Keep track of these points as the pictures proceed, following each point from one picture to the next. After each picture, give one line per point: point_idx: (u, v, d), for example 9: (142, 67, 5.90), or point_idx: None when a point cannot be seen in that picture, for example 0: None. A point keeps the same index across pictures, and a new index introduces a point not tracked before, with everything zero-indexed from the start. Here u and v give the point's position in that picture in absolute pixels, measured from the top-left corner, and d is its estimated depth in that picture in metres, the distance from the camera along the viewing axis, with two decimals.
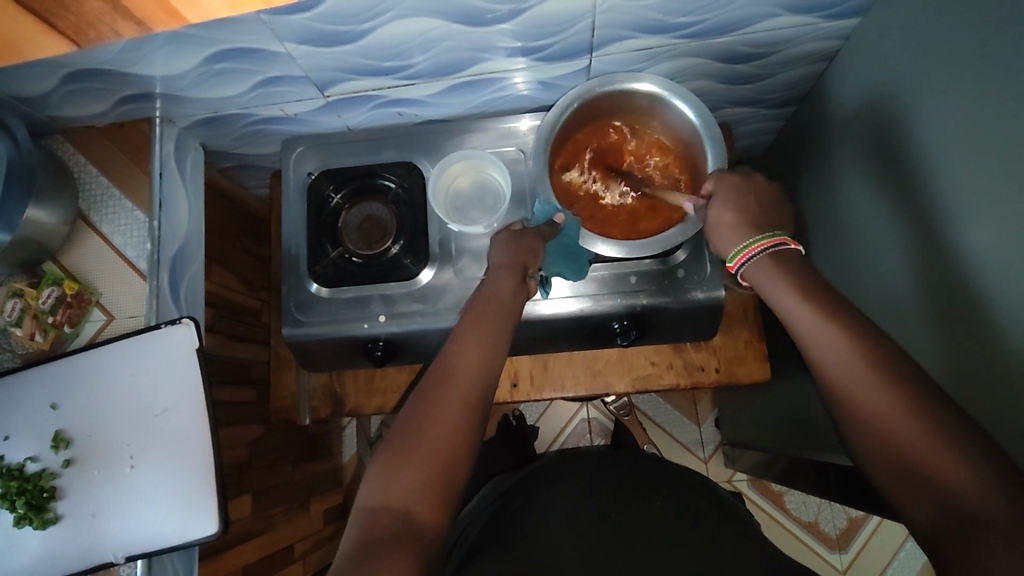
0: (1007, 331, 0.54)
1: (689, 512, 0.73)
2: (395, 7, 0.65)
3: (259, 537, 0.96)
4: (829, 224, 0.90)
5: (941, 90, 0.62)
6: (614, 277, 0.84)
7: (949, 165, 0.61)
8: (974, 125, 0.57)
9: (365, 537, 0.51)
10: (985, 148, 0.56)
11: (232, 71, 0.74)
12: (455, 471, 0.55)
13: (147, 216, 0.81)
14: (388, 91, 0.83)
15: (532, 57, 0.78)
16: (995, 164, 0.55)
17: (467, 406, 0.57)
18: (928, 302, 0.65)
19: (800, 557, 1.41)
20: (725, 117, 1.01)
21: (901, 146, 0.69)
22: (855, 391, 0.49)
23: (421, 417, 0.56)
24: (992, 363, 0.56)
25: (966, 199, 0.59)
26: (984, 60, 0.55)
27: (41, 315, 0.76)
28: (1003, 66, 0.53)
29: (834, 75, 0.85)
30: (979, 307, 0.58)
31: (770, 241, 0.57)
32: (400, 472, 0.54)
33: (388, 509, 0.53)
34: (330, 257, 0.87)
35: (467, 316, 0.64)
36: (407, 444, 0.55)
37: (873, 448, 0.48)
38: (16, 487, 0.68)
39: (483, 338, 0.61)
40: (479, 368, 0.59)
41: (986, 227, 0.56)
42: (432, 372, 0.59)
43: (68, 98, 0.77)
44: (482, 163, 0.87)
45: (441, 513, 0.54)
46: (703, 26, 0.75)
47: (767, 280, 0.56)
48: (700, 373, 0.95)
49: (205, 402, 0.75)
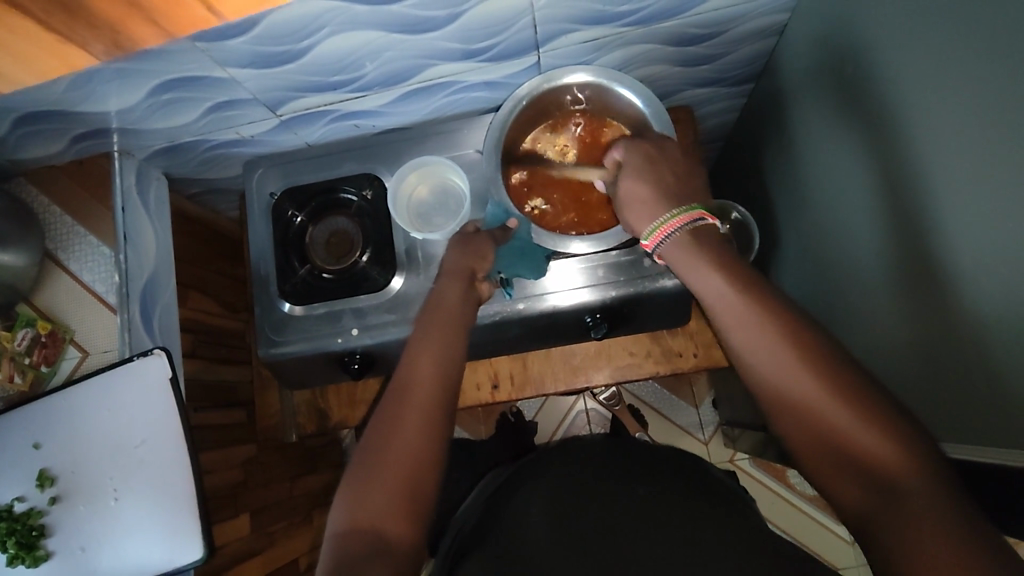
0: (987, 297, 0.54)
1: (677, 482, 0.71)
2: (330, 23, 0.65)
3: (259, 555, 0.97)
4: (801, 199, 0.89)
5: (903, 60, 0.61)
6: (582, 271, 0.83)
7: (917, 137, 0.61)
8: (940, 80, 0.56)
9: (339, 558, 0.51)
10: (950, 117, 0.56)
11: (180, 100, 0.75)
12: (423, 480, 0.56)
13: (112, 251, 0.82)
14: (341, 105, 0.83)
15: (478, 59, 0.78)
16: (970, 123, 0.53)
17: (426, 415, 0.58)
18: (906, 283, 0.66)
19: (804, 529, 1.41)
20: (686, 100, 1.00)
21: (871, 109, 0.68)
22: (792, 360, 0.49)
23: (386, 435, 0.57)
24: (979, 326, 0.55)
25: (935, 166, 0.58)
26: (948, 24, 0.54)
27: (17, 358, 0.77)
28: (969, 25, 0.52)
29: (787, 49, 0.84)
30: (959, 273, 0.57)
31: (688, 216, 0.58)
32: (367, 493, 0.54)
33: (359, 529, 0.53)
34: (299, 275, 0.87)
35: (421, 326, 0.64)
36: (371, 466, 0.55)
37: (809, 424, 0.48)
38: (6, 528, 0.70)
39: (439, 349, 0.61)
40: (437, 378, 0.60)
41: (963, 189, 0.55)
42: (392, 389, 0.59)
43: (23, 140, 0.77)
44: (439, 169, 0.86)
45: (414, 527, 0.54)
46: (647, 12, 0.74)
47: (681, 260, 0.57)
48: (679, 359, 0.95)
49: (182, 429, 0.76)
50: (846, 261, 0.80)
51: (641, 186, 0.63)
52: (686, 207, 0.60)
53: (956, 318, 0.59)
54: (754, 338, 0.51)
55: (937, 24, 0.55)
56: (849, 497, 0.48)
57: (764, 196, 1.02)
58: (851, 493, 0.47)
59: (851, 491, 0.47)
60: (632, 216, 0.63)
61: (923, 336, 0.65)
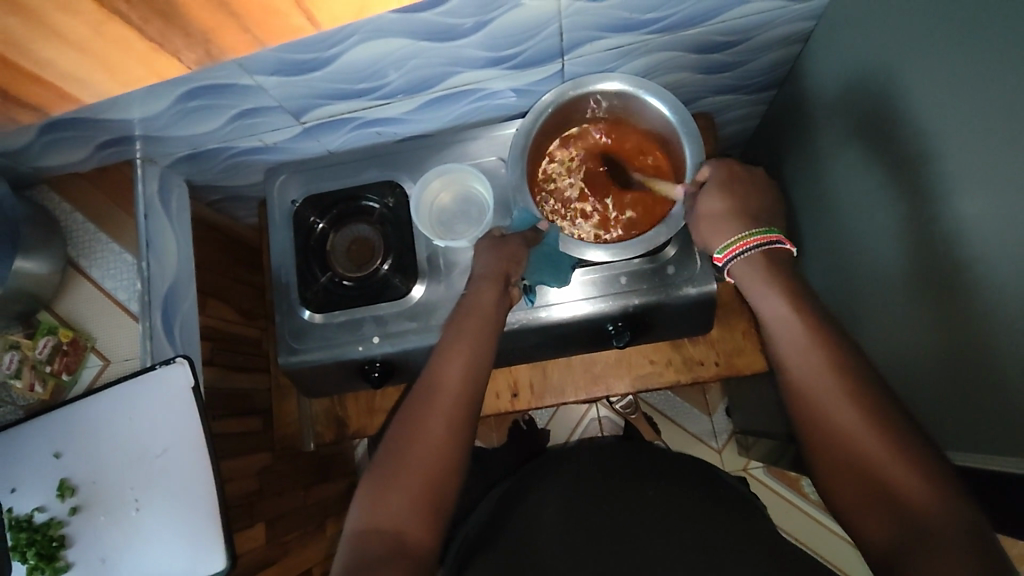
0: (1016, 304, 0.54)
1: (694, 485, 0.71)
2: (358, 31, 0.64)
3: (275, 566, 0.96)
4: (823, 205, 0.89)
5: (929, 66, 0.61)
6: (604, 279, 0.83)
7: (943, 143, 0.60)
8: (973, 86, 0.56)
9: (357, 559, 0.51)
10: (980, 124, 0.55)
11: (205, 108, 0.75)
12: (445, 484, 0.55)
13: (134, 258, 0.81)
14: (364, 113, 0.83)
15: (503, 67, 0.78)
16: (1001, 130, 0.53)
17: (451, 418, 0.57)
18: (928, 291, 0.66)
19: (816, 538, 1.39)
20: (706, 106, 0.99)
21: (897, 116, 0.68)
22: (829, 395, 0.52)
23: (407, 437, 0.56)
24: (1008, 334, 0.55)
25: (963, 173, 0.58)
26: (978, 31, 0.54)
27: (38, 365, 0.76)
28: (1002, 32, 0.51)
29: (810, 56, 0.84)
30: (989, 281, 0.57)
31: (766, 236, 0.59)
32: (389, 494, 0.54)
33: (379, 530, 0.53)
34: (320, 282, 0.87)
35: (449, 329, 0.64)
36: (393, 468, 0.55)
37: (844, 455, 0.50)
38: (25, 539, 0.69)
39: (467, 351, 0.61)
40: (463, 381, 0.59)
41: (995, 197, 0.55)
42: (417, 389, 0.59)
43: (47, 148, 0.77)
44: (462, 177, 0.86)
45: (435, 531, 0.54)
46: (673, 19, 0.74)
47: (747, 280, 0.59)
48: (700, 367, 0.95)
49: (203, 437, 0.75)
50: (868, 268, 0.79)
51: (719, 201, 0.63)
52: (765, 228, 0.60)
53: (983, 324, 0.58)
54: (802, 367, 0.53)
55: (966, 31, 0.55)
56: (878, 529, 0.48)
57: (783, 203, 1.02)
58: (879, 528, 0.48)
59: (882, 522, 0.48)
60: (704, 225, 0.63)
61: (943, 343, 0.65)
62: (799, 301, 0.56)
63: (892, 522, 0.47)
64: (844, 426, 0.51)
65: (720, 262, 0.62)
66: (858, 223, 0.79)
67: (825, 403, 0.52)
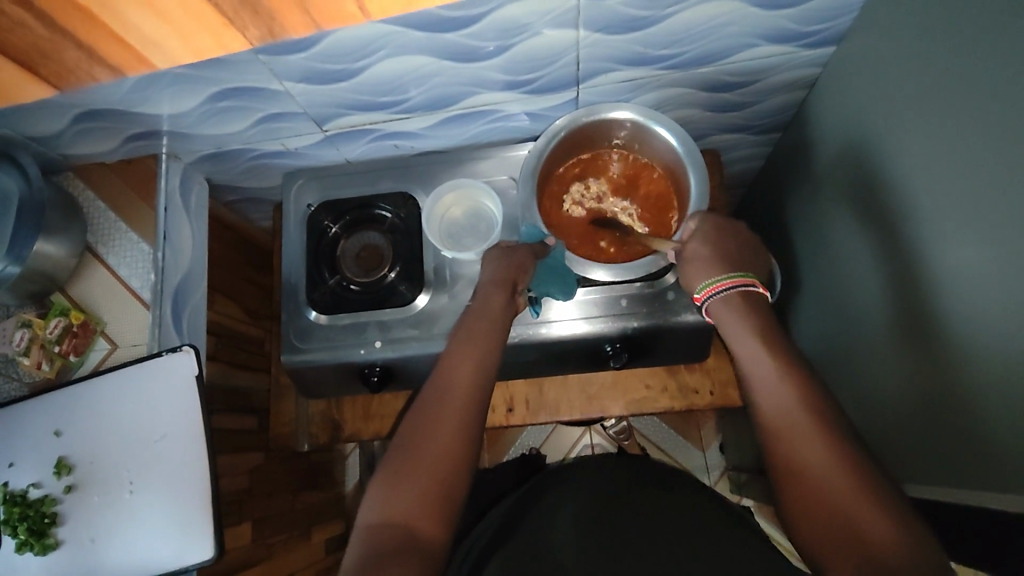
0: (997, 341, 0.56)
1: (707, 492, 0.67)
2: (386, 46, 0.68)
3: (260, 565, 0.95)
4: (820, 245, 0.91)
5: (924, 116, 0.64)
6: (604, 300, 0.85)
7: (935, 189, 0.63)
8: (963, 136, 0.58)
9: (367, 551, 0.52)
10: (969, 172, 0.58)
11: (233, 109, 0.78)
12: (457, 484, 0.56)
13: (151, 248, 0.84)
14: (383, 125, 0.86)
15: (521, 90, 0.81)
16: (989, 177, 0.56)
17: (463, 419, 0.59)
18: (920, 332, 0.68)
19: None
20: (714, 144, 1.03)
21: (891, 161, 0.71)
22: (799, 437, 0.53)
23: (421, 433, 0.58)
24: (1000, 375, 0.56)
25: (953, 219, 0.61)
26: (967, 86, 0.57)
27: (47, 345, 0.79)
28: (987, 89, 0.55)
29: (814, 102, 0.87)
30: (976, 323, 0.59)
31: (741, 279, 0.63)
32: (401, 488, 0.55)
33: (391, 524, 0.53)
34: (328, 284, 0.89)
35: (459, 332, 0.66)
36: (406, 461, 0.56)
37: (808, 494, 0.51)
38: (18, 513, 0.70)
39: (479, 353, 0.63)
40: (473, 383, 0.61)
41: (984, 245, 0.57)
42: (431, 389, 0.61)
43: (78, 136, 0.80)
44: (473, 192, 0.89)
45: (444, 526, 0.55)
46: (685, 57, 0.78)
47: (727, 319, 0.62)
48: (695, 396, 0.96)
49: (203, 427, 0.76)
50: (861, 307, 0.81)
51: (705, 245, 0.67)
52: (739, 272, 0.64)
53: (964, 363, 0.61)
54: (777, 407, 0.55)
55: (955, 85, 0.58)
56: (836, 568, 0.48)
57: (784, 240, 1.04)
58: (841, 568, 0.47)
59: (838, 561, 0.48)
60: (690, 266, 0.67)
61: (931, 386, 0.67)
62: (780, 343, 0.59)
63: (849, 563, 0.47)
64: (810, 466, 0.52)
65: (699, 301, 0.66)
66: (853, 263, 0.81)
67: (798, 442, 0.53)
